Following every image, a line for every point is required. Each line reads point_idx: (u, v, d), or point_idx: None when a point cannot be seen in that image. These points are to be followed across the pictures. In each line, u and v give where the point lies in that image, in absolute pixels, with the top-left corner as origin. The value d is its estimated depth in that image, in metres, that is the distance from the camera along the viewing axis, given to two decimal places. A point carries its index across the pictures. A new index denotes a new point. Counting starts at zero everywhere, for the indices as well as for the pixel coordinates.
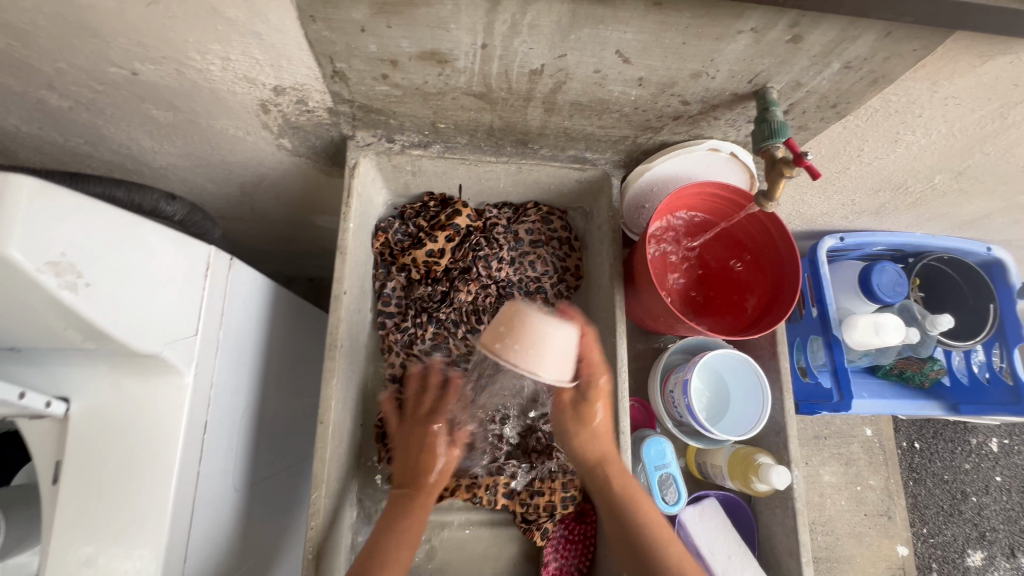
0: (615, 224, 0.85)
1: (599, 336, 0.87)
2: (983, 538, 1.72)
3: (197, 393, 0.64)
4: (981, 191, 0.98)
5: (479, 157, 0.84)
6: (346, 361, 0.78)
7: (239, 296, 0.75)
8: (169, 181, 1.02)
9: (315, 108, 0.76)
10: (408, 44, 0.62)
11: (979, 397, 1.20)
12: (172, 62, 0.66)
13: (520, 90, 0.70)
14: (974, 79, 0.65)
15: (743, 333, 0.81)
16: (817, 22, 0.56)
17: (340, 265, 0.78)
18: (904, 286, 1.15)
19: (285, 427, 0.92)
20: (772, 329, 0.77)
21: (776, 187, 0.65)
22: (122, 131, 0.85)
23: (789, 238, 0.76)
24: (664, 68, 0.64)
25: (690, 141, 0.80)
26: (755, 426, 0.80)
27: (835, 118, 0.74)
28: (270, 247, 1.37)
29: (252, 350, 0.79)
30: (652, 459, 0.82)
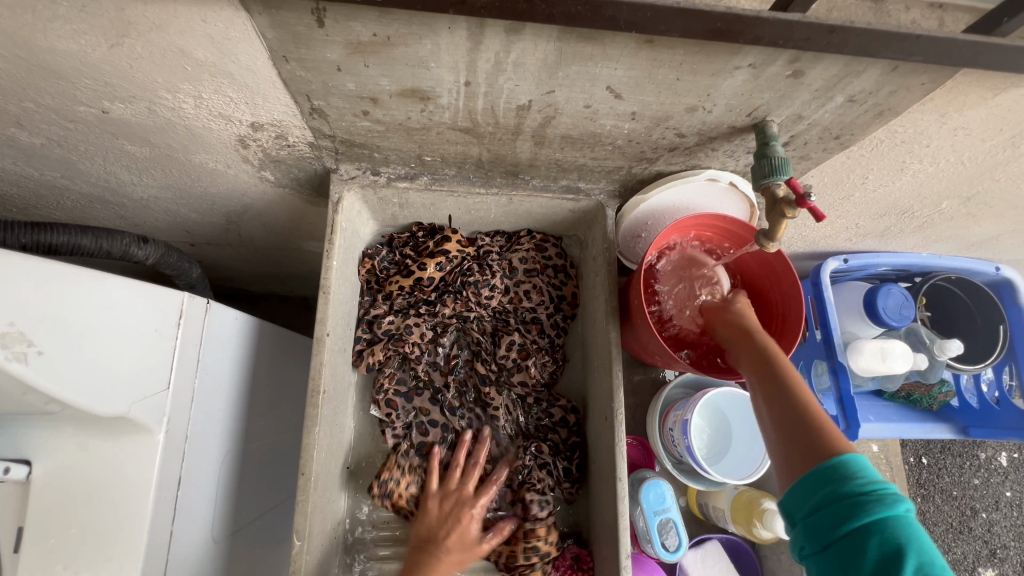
0: (610, 256, 0.82)
1: (596, 373, 0.83)
2: (993, 555, 1.68)
3: (170, 450, 0.60)
4: (990, 215, 0.94)
5: (468, 188, 0.81)
6: (329, 408, 0.75)
7: (218, 339, 0.72)
8: (151, 212, 0.99)
9: (295, 143, 0.73)
10: (388, 83, 0.58)
11: (991, 421, 1.16)
12: (143, 101, 0.63)
13: (508, 124, 0.67)
14: (986, 110, 0.61)
15: None
16: (819, 57, 0.53)
17: (323, 305, 0.74)
18: (910, 309, 1.10)
19: (270, 467, 0.88)
20: None
21: (778, 228, 0.62)
22: (98, 166, 0.82)
23: (793, 277, 0.72)
24: (658, 102, 0.61)
25: (686, 171, 0.77)
26: (758, 468, 0.77)
27: (838, 149, 0.71)
28: (260, 271, 1.34)
29: (232, 392, 0.76)
30: (651, 503, 0.78)
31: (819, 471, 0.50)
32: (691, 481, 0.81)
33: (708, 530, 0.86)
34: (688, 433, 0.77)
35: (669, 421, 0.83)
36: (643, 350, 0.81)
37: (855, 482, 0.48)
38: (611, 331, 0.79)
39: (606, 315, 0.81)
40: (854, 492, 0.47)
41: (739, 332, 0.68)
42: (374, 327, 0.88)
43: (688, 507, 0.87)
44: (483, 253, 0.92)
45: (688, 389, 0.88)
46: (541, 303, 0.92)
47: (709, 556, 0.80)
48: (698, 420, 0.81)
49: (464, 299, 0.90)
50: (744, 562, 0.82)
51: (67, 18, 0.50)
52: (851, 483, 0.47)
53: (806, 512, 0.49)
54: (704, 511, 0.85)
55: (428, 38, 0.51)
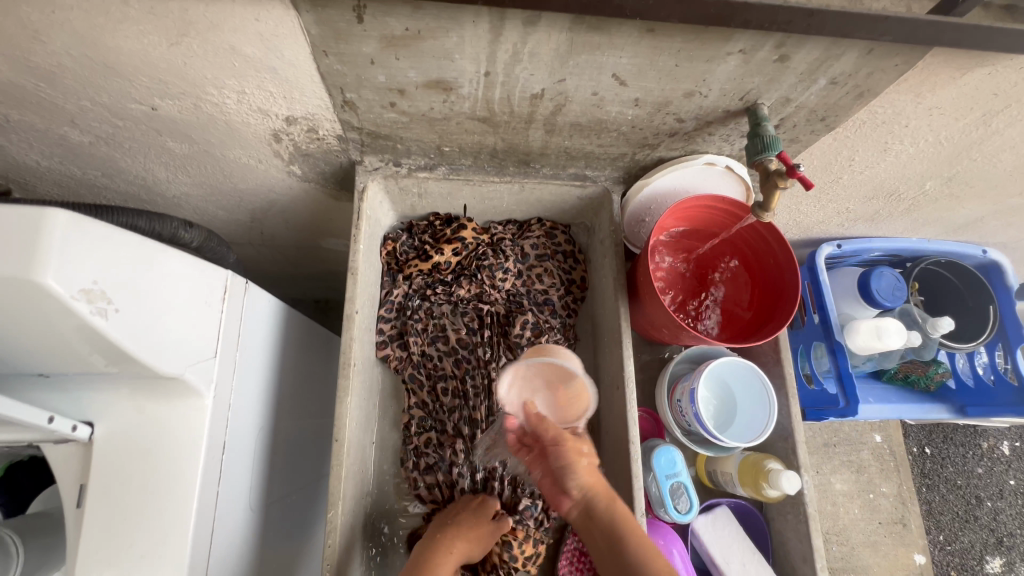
0: (616, 237, 0.87)
1: (608, 348, 0.88)
2: (1000, 543, 1.70)
3: (217, 414, 0.65)
4: (971, 196, 1.00)
5: (483, 177, 0.87)
6: (360, 381, 0.80)
7: (255, 318, 0.77)
8: (181, 210, 1.05)
9: (325, 136, 0.79)
10: (415, 75, 0.65)
11: (987, 399, 1.21)
12: (191, 97, 0.70)
13: (522, 113, 0.73)
14: (956, 90, 0.68)
15: (745, 340, 0.83)
16: (802, 42, 0.59)
17: (351, 285, 0.80)
18: (903, 290, 1.16)
19: (299, 447, 0.93)
20: (773, 336, 0.79)
21: (772, 198, 0.68)
22: (138, 163, 0.88)
23: (788, 247, 0.78)
24: (659, 88, 0.67)
25: (686, 156, 0.83)
26: (762, 433, 0.81)
27: (824, 131, 0.77)
28: (278, 272, 1.40)
29: (266, 371, 0.80)
30: (663, 468, 0.83)
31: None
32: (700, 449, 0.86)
33: (718, 498, 0.90)
34: (695, 401, 0.82)
35: (677, 393, 0.87)
36: (650, 325, 0.87)
37: None
38: (619, 306, 0.85)
39: (615, 293, 0.87)
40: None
41: (585, 510, 0.73)
42: (393, 308, 0.92)
43: (697, 476, 0.91)
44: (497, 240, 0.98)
45: (693, 363, 0.93)
46: (552, 285, 0.98)
47: (719, 520, 0.84)
48: (704, 390, 0.86)
49: (479, 282, 0.95)
50: (753, 525, 0.86)
51: (135, 19, 0.56)
52: None
53: None
54: (713, 478, 0.89)
55: (454, 31, 0.58)
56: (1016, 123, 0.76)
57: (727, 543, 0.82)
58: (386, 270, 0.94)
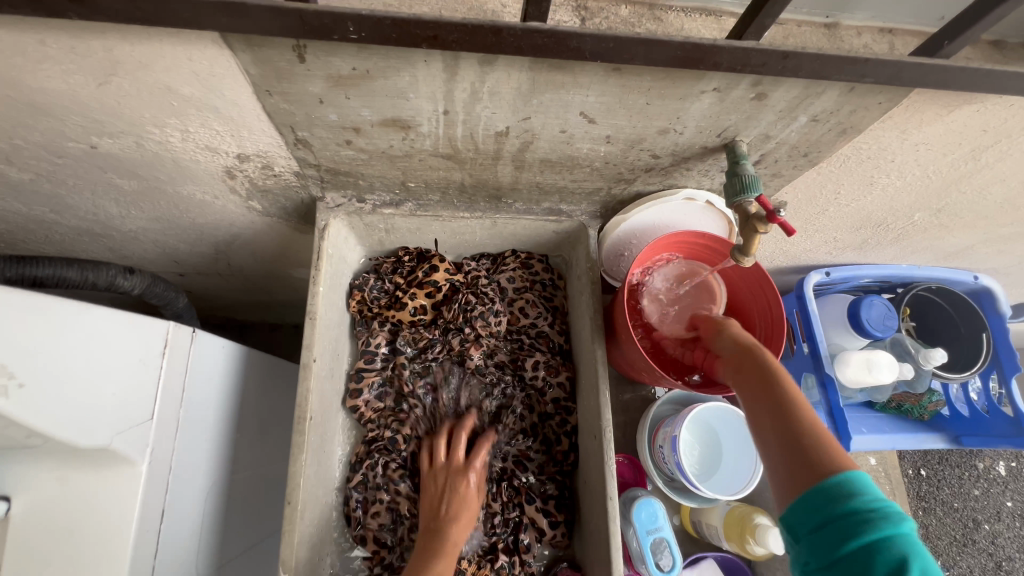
0: (593, 275, 0.83)
1: (585, 392, 0.83)
2: (1000, 568, 1.65)
3: (154, 481, 0.60)
4: (961, 226, 0.97)
5: (453, 213, 0.83)
6: (316, 435, 0.74)
7: (205, 369, 0.72)
8: (140, 243, 1.00)
9: (281, 172, 0.75)
10: (369, 113, 0.61)
11: (981, 429, 1.17)
12: (131, 136, 0.65)
13: (488, 150, 0.69)
14: (942, 126, 0.64)
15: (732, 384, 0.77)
16: (779, 81, 0.56)
17: (309, 331, 0.75)
18: (893, 320, 1.12)
19: (258, 500, 0.87)
20: None
21: (752, 243, 0.63)
22: (86, 200, 0.83)
23: (769, 281, 0.74)
24: (631, 126, 0.63)
25: (664, 191, 0.79)
26: (748, 484, 0.77)
27: (807, 166, 0.74)
28: (251, 300, 1.35)
29: (217, 425, 0.75)
30: (643, 522, 0.78)
31: (819, 487, 0.46)
32: (683, 499, 0.81)
33: (704, 548, 0.85)
34: (677, 450, 0.77)
35: (658, 438, 0.83)
36: (630, 367, 0.82)
37: (859, 498, 0.44)
38: (597, 348, 0.80)
39: (592, 333, 0.82)
40: (858, 510, 0.43)
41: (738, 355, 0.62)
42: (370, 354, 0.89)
43: (682, 525, 0.86)
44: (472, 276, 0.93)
45: (677, 406, 0.89)
46: (531, 324, 0.92)
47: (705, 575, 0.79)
48: (687, 435, 0.81)
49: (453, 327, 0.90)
50: None
51: (56, 58, 0.52)
52: (850, 501, 0.44)
53: (807, 531, 0.46)
54: (698, 529, 0.84)
55: (405, 71, 0.54)
56: (1005, 157, 0.73)
57: None
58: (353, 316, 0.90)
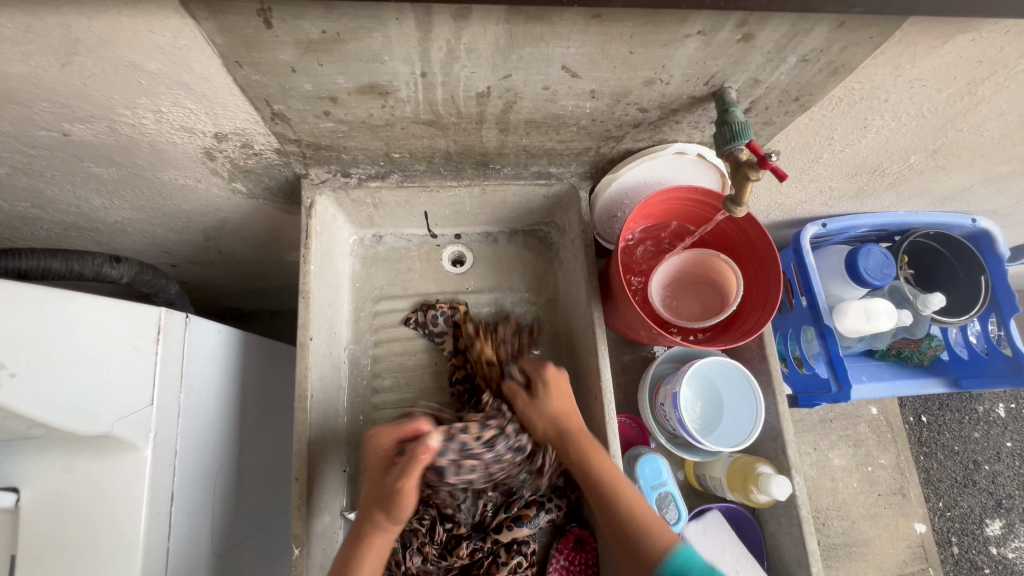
0: (586, 237, 0.82)
1: (584, 355, 0.83)
2: (1000, 506, 1.69)
3: (160, 464, 0.60)
4: (958, 166, 0.95)
5: (440, 182, 0.82)
6: (319, 413, 0.75)
7: (201, 354, 0.72)
8: (128, 234, 0.99)
9: (261, 150, 0.73)
10: (344, 80, 0.59)
11: (981, 371, 1.19)
12: (102, 119, 0.63)
13: (471, 114, 0.67)
14: (937, 59, 0.62)
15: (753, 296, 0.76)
16: (766, 19, 0.54)
17: (303, 310, 0.74)
18: (892, 267, 1.12)
19: (267, 479, 0.88)
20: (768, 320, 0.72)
21: (744, 191, 0.62)
22: (67, 192, 0.82)
23: (755, 222, 0.72)
24: (615, 78, 0.61)
25: (654, 146, 0.78)
26: (749, 436, 0.78)
27: (799, 111, 0.72)
28: (247, 287, 1.35)
29: (218, 410, 0.75)
30: (648, 478, 0.79)
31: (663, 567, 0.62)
32: (686, 454, 0.82)
33: (708, 500, 0.87)
34: (678, 406, 0.78)
35: (659, 396, 0.83)
36: (629, 328, 0.82)
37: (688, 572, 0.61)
38: (593, 311, 0.80)
39: (587, 296, 0.82)
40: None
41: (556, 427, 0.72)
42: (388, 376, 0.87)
43: (686, 479, 0.88)
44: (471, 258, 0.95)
45: (676, 362, 0.89)
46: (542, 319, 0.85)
47: (710, 527, 0.80)
48: (687, 392, 0.82)
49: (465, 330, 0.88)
50: (747, 530, 0.82)
51: (13, 40, 0.50)
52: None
53: None
54: (702, 482, 0.85)
55: (378, 31, 0.52)
56: (1002, 90, 0.71)
57: (720, 551, 0.78)
58: (356, 301, 0.91)
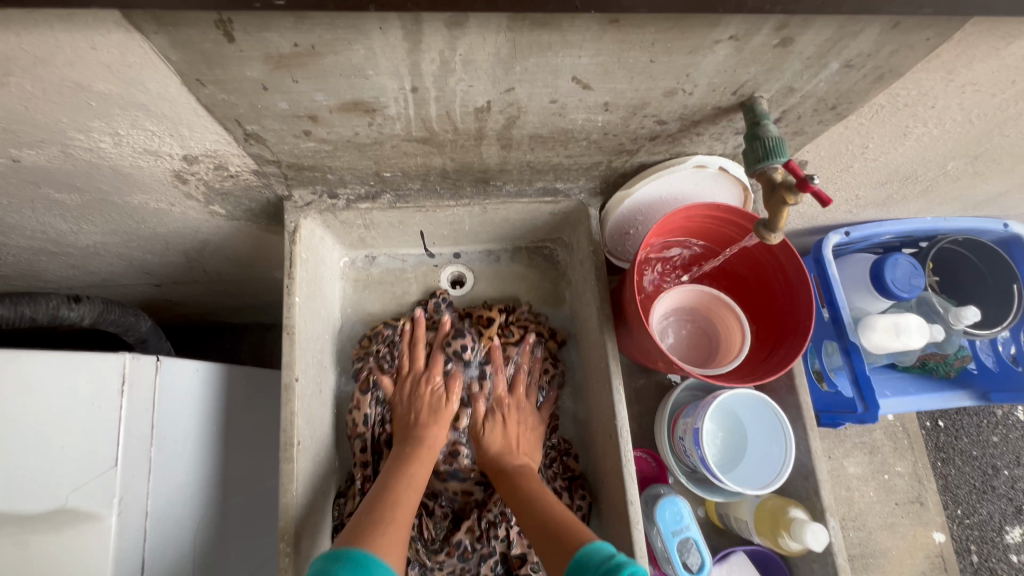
0: (597, 259, 0.75)
1: (596, 387, 0.76)
2: (1020, 513, 1.63)
3: (128, 531, 0.54)
4: (998, 172, 0.88)
5: (436, 200, 0.75)
6: (308, 461, 0.68)
7: (176, 399, 0.65)
8: (103, 258, 0.92)
9: (237, 172, 0.66)
10: (324, 97, 0.51)
11: (1010, 383, 1.11)
12: (54, 144, 0.56)
13: (468, 130, 0.60)
14: (997, 62, 0.55)
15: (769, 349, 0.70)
16: (809, 21, 0.46)
17: (288, 348, 0.68)
18: (921, 278, 1.05)
19: (254, 522, 0.82)
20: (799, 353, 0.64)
21: (779, 217, 0.55)
22: (29, 217, 0.75)
23: (785, 244, 0.65)
24: (632, 90, 0.54)
25: (671, 160, 0.70)
26: (778, 477, 0.70)
27: (835, 120, 0.64)
28: (235, 305, 1.28)
29: (198, 456, 0.69)
30: (668, 522, 0.72)
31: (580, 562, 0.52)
32: (708, 493, 0.76)
33: (732, 540, 0.80)
34: (701, 444, 0.71)
35: (679, 430, 0.77)
36: (642, 355, 0.75)
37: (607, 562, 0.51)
38: (606, 340, 0.73)
39: (599, 323, 0.75)
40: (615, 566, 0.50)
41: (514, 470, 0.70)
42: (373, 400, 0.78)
43: (707, 517, 0.81)
44: (473, 277, 0.88)
45: (695, 391, 0.82)
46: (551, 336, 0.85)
47: (736, 572, 0.74)
48: (709, 426, 0.75)
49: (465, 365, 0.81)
50: (775, 574, 0.75)
51: None
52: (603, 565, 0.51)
53: None
54: (725, 521, 0.79)
55: (359, 42, 0.44)
56: None
57: None
58: (349, 328, 0.84)
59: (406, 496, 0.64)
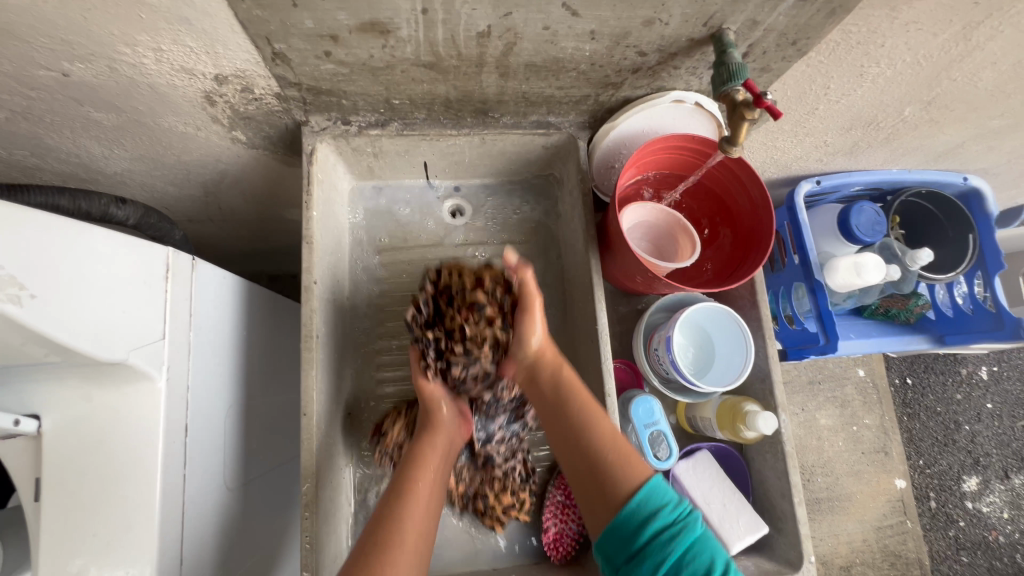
0: (584, 186, 0.84)
1: (580, 302, 0.86)
2: (977, 464, 1.76)
3: (175, 395, 0.63)
4: (951, 120, 0.96)
5: (440, 130, 0.83)
6: (324, 355, 0.78)
7: (208, 297, 0.74)
8: (128, 188, 0.99)
9: (262, 95, 0.73)
10: (345, 16, 0.59)
11: (964, 326, 1.22)
12: (102, 59, 0.63)
13: (471, 55, 0.67)
14: (933, 1, 0.63)
15: (738, 270, 0.78)
16: None
17: (307, 255, 0.76)
18: (883, 225, 1.14)
19: (273, 424, 0.91)
20: (760, 266, 0.74)
21: (740, 132, 0.63)
22: (67, 139, 0.82)
23: (749, 168, 0.74)
24: (615, 18, 0.62)
25: (652, 95, 0.78)
26: (739, 376, 0.80)
27: (796, 56, 0.72)
28: (246, 248, 1.35)
29: (226, 351, 0.77)
30: (641, 417, 0.82)
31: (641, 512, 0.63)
32: (679, 397, 0.86)
33: (699, 442, 0.91)
34: (671, 349, 0.81)
35: (654, 342, 0.86)
36: (625, 276, 0.84)
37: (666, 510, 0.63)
38: (591, 258, 0.82)
39: (585, 244, 0.84)
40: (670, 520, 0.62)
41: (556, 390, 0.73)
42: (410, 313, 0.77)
43: (678, 423, 0.91)
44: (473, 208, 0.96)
45: (669, 311, 0.91)
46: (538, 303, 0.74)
47: (700, 463, 0.84)
48: (680, 338, 0.85)
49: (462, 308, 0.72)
50: (734, 467, 0.86)
51: None
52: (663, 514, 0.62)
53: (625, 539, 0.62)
54: (693, 424, 0.89)
55: None
56: (997, 36, 0.72)
57: (708, 485, 0.82)
58: (359, 251, 0.93)
59: (422, 478, 0.68)
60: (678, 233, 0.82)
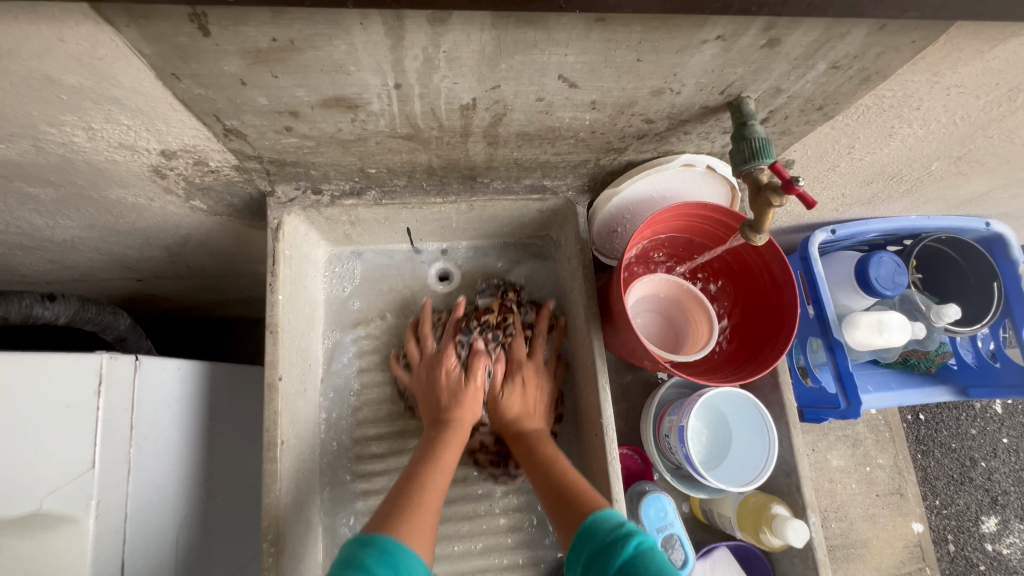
0: (585, 257, 0.75)
1: (583, 386, 0.77)
2: (995, 503, 1.66)
3: (108, 531, 0.53)
4: (981, 172, 0.89)
5: (422, 198, 0.74)
6: (291, 461, 0.68)
7: (158, 397, 0.64)
8: (81, 253, 0.90)
9: (218, 167, 0.65)
10: (305, 93, 0.50)
11: (990, 379, 1.11)
12: (25, 138, 0.54)
13: (454, 127, 0.59)
14: (982, 65, 0.55)
15: (756, 357, 0.69)
16: (796, 23, 0.46)
17: (271, 346, 0.67)
18: (904, 277, 1.05)
19: (237, 520, 0.80)
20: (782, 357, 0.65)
21: (764, 218, 0.55)
22: (2, 211, 0.73)
23: (772, 246, 0.65)
24: (619, 89, 0.54)
25: (659, 158, 0.70)
26: (761, 474, 0.71)
27: (821, 120, 0.65)
28: (219, 300, 1.25)
29: (180, 453, 0.68)
30: (652, 520, 0.73)
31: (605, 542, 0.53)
32: (692, 490, 0.76)
33: (716, 537, 0.81)
34: (685, 441, 0.71)
35: (664, 427, 0.77)
36: (630, 354, 0.75)
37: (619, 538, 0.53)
38: (594, 339, 0.73)
39: (586, 322, 0.75)
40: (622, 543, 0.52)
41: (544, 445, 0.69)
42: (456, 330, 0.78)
43: (692, 514, 0.82)
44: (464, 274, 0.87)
45: (682, 388, 0.83)
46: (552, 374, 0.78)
47: (719, 566, 0.75)
48: (694, 423, 0.76)
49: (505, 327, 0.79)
50: (757, 568, 0.76)
51: None
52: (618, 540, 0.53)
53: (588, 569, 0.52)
54: (709, 517, 0.80)
55: (339, 38, 0.43)
56: None
57: None
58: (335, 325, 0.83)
59: (435, 480, 0.62)
60: (690, 310, 0.75)
